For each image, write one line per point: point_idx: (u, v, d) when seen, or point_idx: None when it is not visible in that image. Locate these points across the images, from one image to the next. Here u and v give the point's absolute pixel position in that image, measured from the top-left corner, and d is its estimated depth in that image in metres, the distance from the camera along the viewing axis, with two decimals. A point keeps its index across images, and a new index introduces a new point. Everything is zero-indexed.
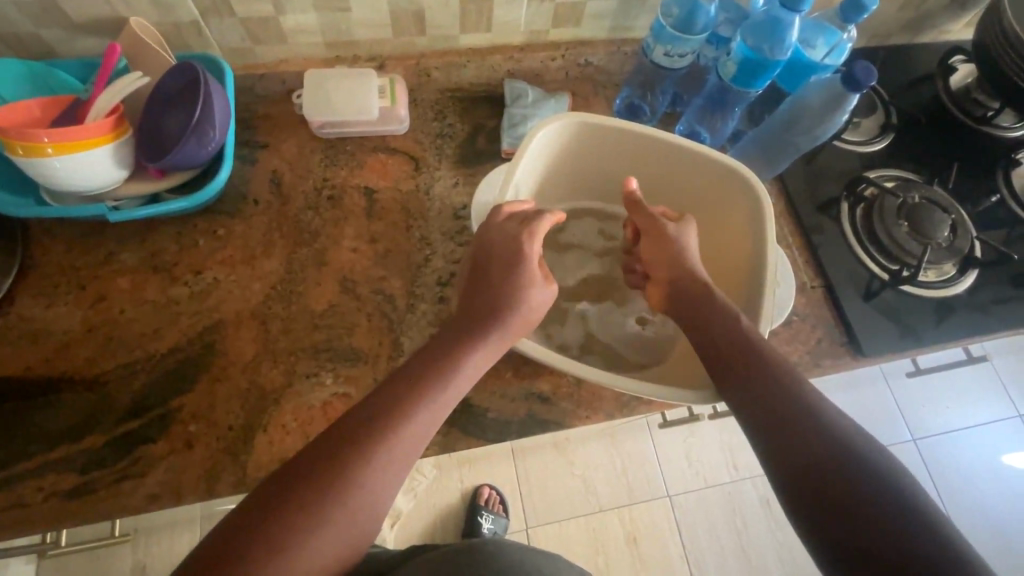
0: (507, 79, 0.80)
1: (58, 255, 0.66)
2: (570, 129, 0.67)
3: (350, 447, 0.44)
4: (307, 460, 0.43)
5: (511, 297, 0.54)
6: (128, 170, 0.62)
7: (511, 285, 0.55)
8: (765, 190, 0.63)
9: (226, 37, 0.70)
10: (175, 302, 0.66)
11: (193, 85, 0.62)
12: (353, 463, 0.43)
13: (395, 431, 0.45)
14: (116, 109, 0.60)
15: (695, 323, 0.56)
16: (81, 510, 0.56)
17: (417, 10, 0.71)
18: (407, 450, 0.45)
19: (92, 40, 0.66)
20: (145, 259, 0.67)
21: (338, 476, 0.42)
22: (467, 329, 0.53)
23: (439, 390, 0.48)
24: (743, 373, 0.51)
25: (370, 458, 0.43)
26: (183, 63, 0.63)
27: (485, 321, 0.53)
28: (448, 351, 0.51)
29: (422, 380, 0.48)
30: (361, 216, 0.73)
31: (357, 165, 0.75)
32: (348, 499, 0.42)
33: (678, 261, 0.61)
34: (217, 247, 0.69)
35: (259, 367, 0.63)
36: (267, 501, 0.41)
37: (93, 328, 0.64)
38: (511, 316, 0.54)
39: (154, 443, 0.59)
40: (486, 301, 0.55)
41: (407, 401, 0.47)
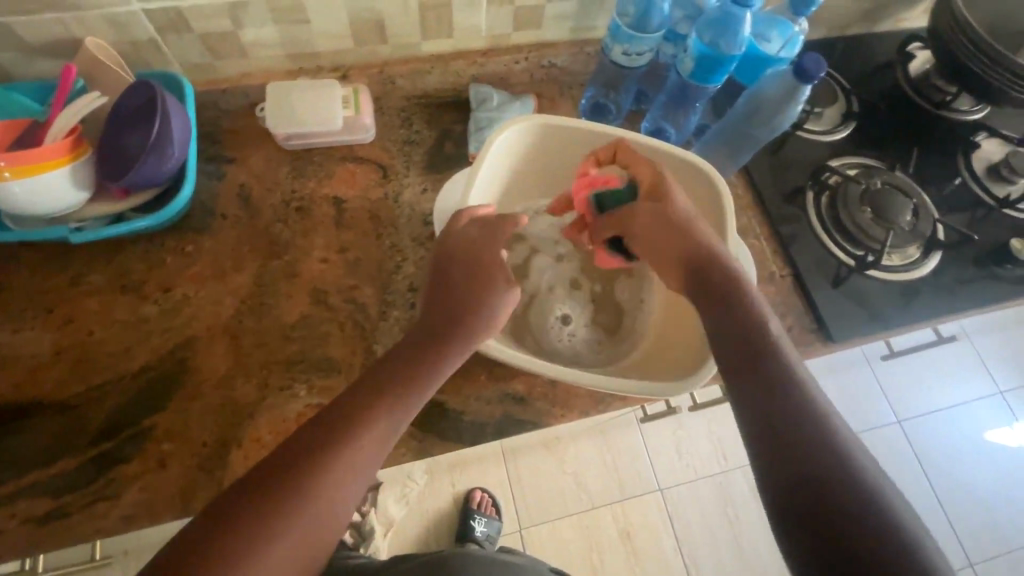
0: (471, 84, 0.80)
1: (24, 278, 0.66)
2: (531, 131, 0.68)
3: (313, 451, 0.44)
4: (269, 468, 0.43)
5: (476, 298, 0.56)
6: (89, 191, 0.62)
7: (476, 288, 0.56)
8: (724, 185, 0.64)
9: (186, 54, 0.70)
10: (146, 321, 0.65)
11: (150, 103, 0.62)
12: (313, 471, 0.43)
13: (356, 438, 0.46)
14: (76, 131, 0.60)
15: (724, 309, 0.54)
16: (54, 536, 0.55)
17: (378, 19, 0.72)
18: (372, 452, 0.46)
19: (49, 61, 0.66)
20: (113, 279, 0.67)
21: (302, 479, 0.43)
22: (433, 333, 0.54)
23: (406, 392, 0.49)
24: (744, 364, 0.50)
25: (333, 461, 0.44)
26: (140, 81, 0.63)
27: (451, 326, 0.54)
28: (413, 355, 0.52)
29: (388, 384, 0.49)
30: (331, 226, 0.73)
31: (325, 175, 0.75)
32: (311, 503, 0.42)
33: (696, 246, 0.57)
34: (186, 264, 0.68)
35: (232, 382, 0.63)
36: (226, 507, 0.41)
37: (61, 351, 0.63)
38: (477, 318, 0.55)
39: (127, 463, 0.58)
40: (452, 305, 0.55)
41: (371, 406, 0.48)
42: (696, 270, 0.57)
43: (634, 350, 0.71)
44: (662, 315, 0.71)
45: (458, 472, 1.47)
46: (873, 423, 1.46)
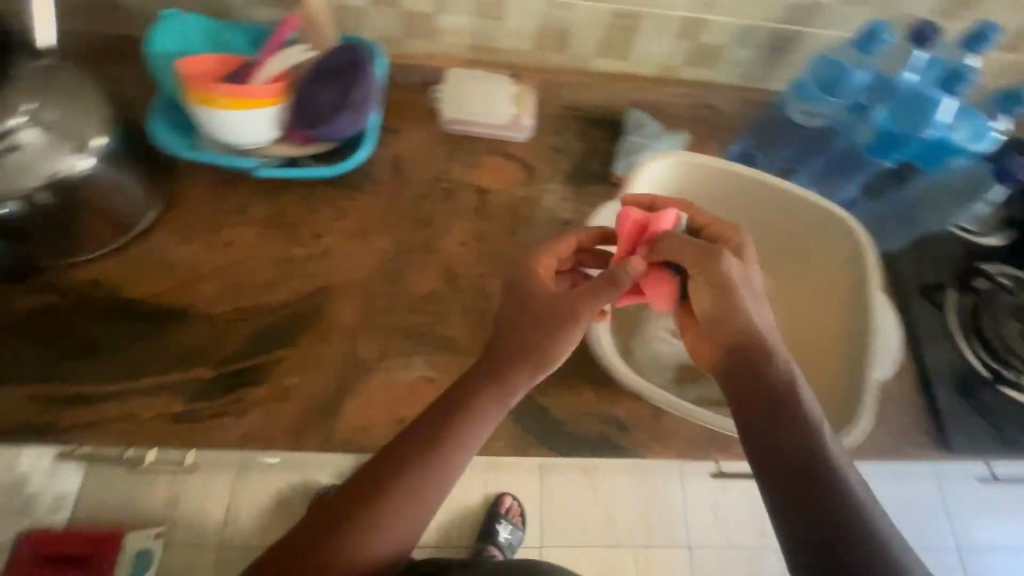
0: (630, 109, 0.81)
1: (197, 197, 0.71)
2: (676, 169, 0.67)
3: (385, 482, 0.47)
4: (326, 511, 0.47)
5: (544, 319, 0.52)
6: (280, 132, 0.67)
7: (534, 326, 0.52)
8: (874, 251, 0.63)
9: (383, 25, 0.74)
10: (291, 261, 0.70)
11: (350, 69, 0.67)
12: (362, 519, 0.46)
13: (405, 482, 0.47)
14: (293, 78, 0.66)
15: (762, 400, 0.48)
16: (182, 436, 0.60)
17: (564, 28, 0.74)
18: (417, 495, 0.47)
19: (268, 9, 0.72)
20: (273, 215, 0.72)
21: (351, 525, 0.46)
22: (495, 365, 0.52)
23: (461, 431, 0.50)
24: (785, 442, 0.46)
25: (378, 513, 0.46)
26: (349, 44, 0.68)
27: (506, 366, 0.52)
28: (467, 395, 0.51)
29: (442, 427, 0.50)
30: (472, 212, 0.76)
31: (476, 164, 0.78)
32: (359, 546, 0.45)
33: (731, 298, 0.50)
34: (337, 217, 0.73)
35: (358, 336, 0.66)
36: (302, 545, 0.45)
37: (215, 271, 0.68)
38: (530, 357, 0.52)
39: (255, 387, 0.63)
40: (514, 340, 0.52)
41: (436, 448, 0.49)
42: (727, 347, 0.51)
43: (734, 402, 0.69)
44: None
45: (493, 474, 1.47)
46: (931, 543, 1.36)
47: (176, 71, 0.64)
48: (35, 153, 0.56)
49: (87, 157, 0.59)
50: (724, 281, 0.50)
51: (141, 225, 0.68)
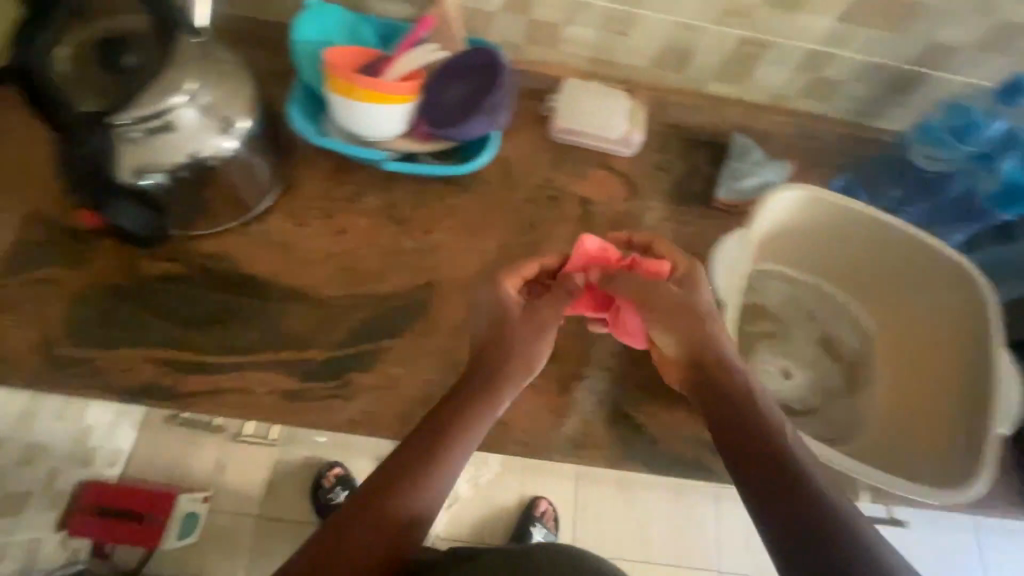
0: (735, 133, 0.81)
1: (314, 182, 0.73)
2: (799, 204, 0.67)
3: (397, 468, 0.49)
4: (343, 510, 0.47)
5: (510, 337, 0.59)
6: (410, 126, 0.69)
7: (516, 337, 0.59)
8: (997, 304, 0.63)
9: (508, 30, 0.75)
10: (402, 254, 0.71)
11: (489, 72, 0.68)
12: (381, 503, 0.48)
13: (417, 468, 0.50)
14: (432, 80, 0.67)
15: (738, 417, 0.51)
16: (294, 413, 0.62)
17: (687, 50, 0.74)
18: (424, 477, 0.50)
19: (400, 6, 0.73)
20: (385, 207, 0.73)
21: (365, 507, 0.47)
22: (483, 372, 0.57)
23: (462, 422, 0.53)
24: (752, 463, 0.47)
25: (392, 494, 0.48)
26: (490, 48, 0.69)
27: (499, 366, 0.58)
28: (468, 391, 0.55)
29: (450, 418, 0.53)
30: (575, 222, 0.77)
31: (581, 175, 0.79)
32: (371, 528, 0.46)
33: (695, 319, 0.56)
34: (446, 214, 0.74)
35: (463, 334, 0.68)
36: (325, 536, 0.46)
37: (329, 256, 0.70)
38: (512, 358, 0.58)
39: (363, 373, 0.64)
40: (501, 344, 0.59)
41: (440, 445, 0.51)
42: (693, 367, 0.56)
43: (847, 441, 0.69)
44: (886, 419, 0.70)
45: (529, 477, 1.48)
46: None
47: (323, 59, 0.65)
48: (190, 129, 0.58)
49: (232, 138, 0.62)
50: (684, 302, 0.57)
51: (262, 206, 0.70)
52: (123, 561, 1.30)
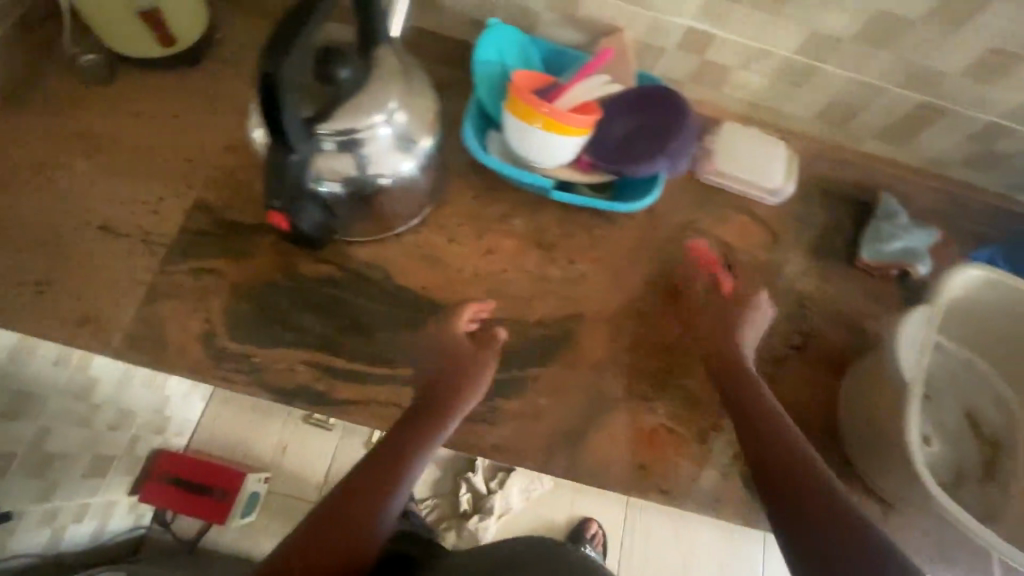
0: (881, 193, 0.79)
1: (465, 199, 0.73)
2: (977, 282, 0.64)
3: (371, 469, 0.55)
4: (323, 505, 0.52)
5: (457, 371, 0.62)
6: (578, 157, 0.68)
7: (469, 360, 0.64)
8: None
9: (675, 68, 0.73)
10: (547, 282, 0.71)
11: (672, 115, 0.67)
12: (364, 500, 0.53)
13: (395, 477, 0.55)
14: (615, 120, 0.68)
15: (749, 428, 0.62)
16: (444, 433, 0.64)
17: (855, 108, 0.73)
18: (394, 477, 0.55)
19: (570, 33, 0.72)
20: (532, 230, 0.73)
21: (346, 503, 0.52)
22: (433, 400, 0.61)
23: (425, 434, 0.58)
24: (776, 476, 0.57)
25: (366, 496, 0.53)
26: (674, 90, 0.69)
27: (458, 384, 0.62)
28: (433, 406, 0.60)
29: (415, 430, 0.58)
30: (715, 267, 0.76)
31: (724, 219, 0.78)
32: (350, 522, 0.51)
33: (718, 336, 0.68)
34: (591, 246, 0.74)
35: (605, 370, 0.68)
36: (321, 517, 0.51)
37: (478, 276, 0.70)
38: (463, 375, 0.63)
39: (509, 400, 0.66)
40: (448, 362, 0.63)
41: (402, 455, 0.57)
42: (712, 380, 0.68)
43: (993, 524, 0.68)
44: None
45: (580, 496, 1.47)
46: None
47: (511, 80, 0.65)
48: (383, 146, 0.58)
49: (414, 158, 0.61)
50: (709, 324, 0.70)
51: (415, 220, 0.70)
52: (180, 532, 1.32)
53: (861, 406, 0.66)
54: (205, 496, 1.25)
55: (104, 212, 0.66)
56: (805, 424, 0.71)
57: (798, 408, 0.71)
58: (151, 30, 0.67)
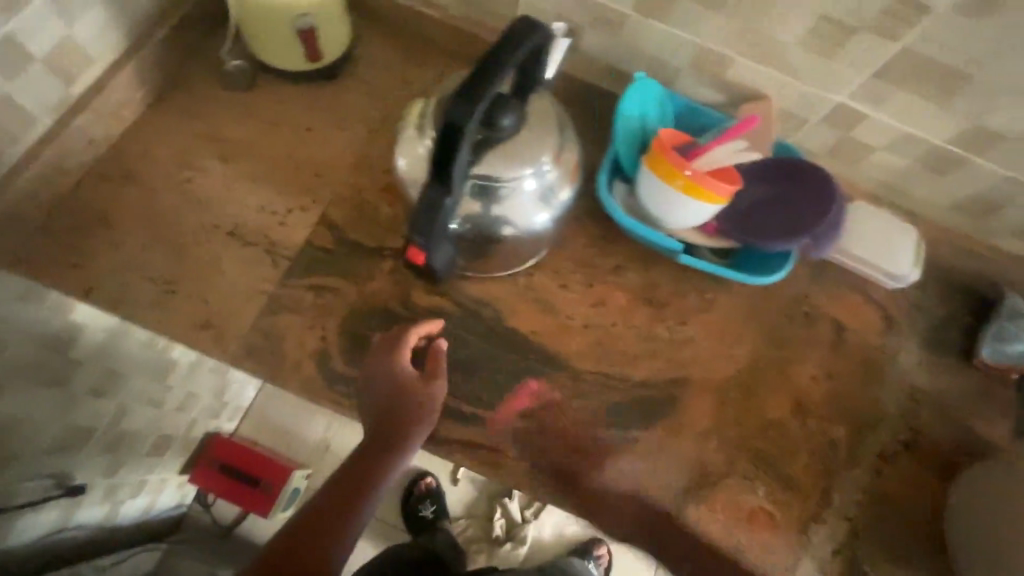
0: (1008, 292, 0.75)
1: (580, 245, 0.72)
2: None
3: (342, 500, 0.60)
4: (298, 534, 0.57)
5: (403, 415, 0.60)
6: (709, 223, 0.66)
7: (412, 393, 0.60)
8: None
9: (812, 139, 0.71)
10: (656, 341, 0.69)
11: (820, 193, 0.64)
12: (334, 531, 0.58)
13: (363, 504, 0.61)
14: (763, 193, 0.66)
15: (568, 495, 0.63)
16: (542, 485, 0.63)
17: (998, 202, 0.69)
18: (363, 503, 0.61)
19: (708, 92, 0.71)
20: (645, 286, 0.71)
21: (321, 536, 0.57)
22: (390, 432, 0.60)
23: (388, 466, 0.61)
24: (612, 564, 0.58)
25: (338, 529, 0.58)
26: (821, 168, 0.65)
27: (405, 421, 0.60)
28: (388, 441, 0.61)
29: (379, 462, 0.61)
30: (828, 346, 0.73)
31: (840, 297, 0.75)
32: (328, 551, 0.56)
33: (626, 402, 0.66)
34: (703, 309, 0.71)
35: (708, 442, 0.66)
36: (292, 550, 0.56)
37: (587, 327, 0.69)
38: (407, 409, 0.60)
39: (609, 460, 0.64)
40: (388, 393, 0.60)
41: (364, 484, 0.61)
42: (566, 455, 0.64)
43: None
44: None
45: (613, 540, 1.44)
46: None
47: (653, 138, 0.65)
48: (527, 197, 0.58)
49: (551, 210, 0.61)
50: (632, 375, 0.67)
51: (527, 263, 0.69)
52: (219, 515, 1.33)
53: (978, 520, 0.62)
54: (252, 488, 1.27)
55: (233, 217, 0.67)
56: (909, 527, 0.67)
57: (903, 510, 0.68)
58: (302, 47, 0.69)
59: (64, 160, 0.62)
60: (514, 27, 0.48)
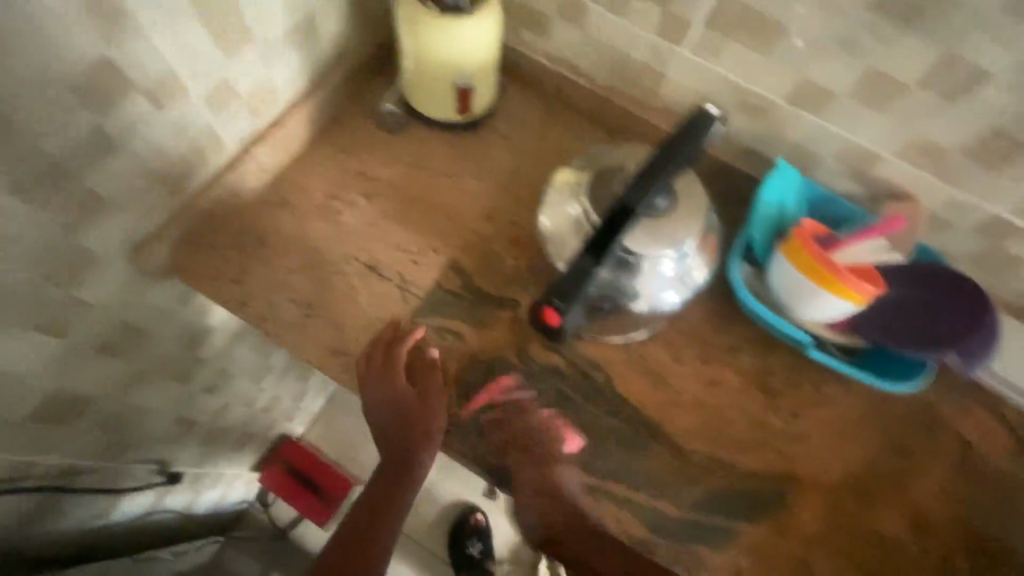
0: None
1: (698, 318, 0.71)
2: None
3: (386, 486, 0.73)
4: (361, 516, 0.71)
5: (408, 419, 0.68)
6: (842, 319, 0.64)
7: (411, 403, 0.67)
8: None
9: (957, 244, 0.68)
10: (768, 430, 0.67)
11: (973, 309, 0.61)
12: (390, 507, 0.72)
13: (404, 486, 0.73)
14: (908, 299, 0.63)
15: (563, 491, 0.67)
16: (638, 562, 0.62)
17: None
18: (404, 486, 0.72)
19: (849, 183, 0.70)
20: (761, 370, 0.69)
21: (384, 512, 0.72)
22: (401, 434, 0.69)
23: (412, 459, 0.71)
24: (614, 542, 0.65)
25: (394, 505, 0.72)
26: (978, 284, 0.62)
27: (411, 422, 0.68)
28: (403, 437, 0.69)
29: (406, 456, 0.71)
30: (951, 463, 0.68)
31: (969, 411, 0.70)
32: (391, 520, 0.71)
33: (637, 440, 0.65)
34: (821, 404, 0.68)
35: (813, 546, 0.64)
36: (358, 531, 0.69)
37: (698, 405, 0.67)
38: (410, 412, 0.68)
39: (709, 549, 0.62)
40: (390, 402, 0.68)
41: (401, 475, 0.72)
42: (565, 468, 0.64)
43: None
44: None
45: None
46: None
47: (793, 226, 0.64)
48: (662, 276, 0.60)
49: (681, 291, 0.62)
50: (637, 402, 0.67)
51: (636, 335, 0.68)
52: (276, 515, 1.38)
53: None
54: (312, 495, 1.30)
55: (371, 251, 0.71)
56: None
57: None
58: (455, 101, 0.73)
59: (240, 184, 0.68)
60: (679, 130, 0.54)
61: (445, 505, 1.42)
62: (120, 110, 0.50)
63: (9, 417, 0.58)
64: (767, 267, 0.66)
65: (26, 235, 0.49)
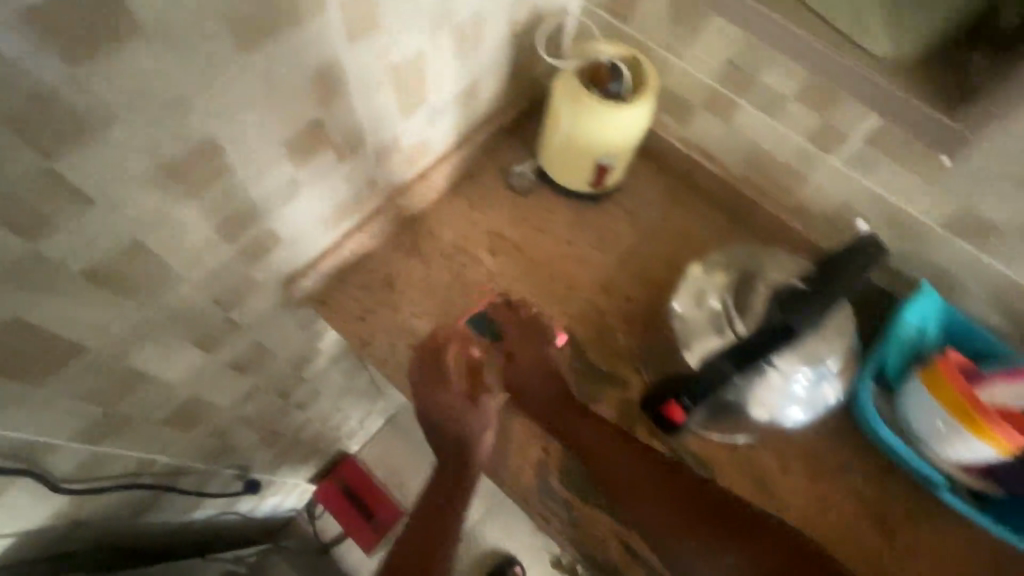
0: None
1: (813, 430, 0.68)
2: None
3: (442, 492, 0.77)
4: (422, 519, 0.74)
5: (460, 417, 0.75)
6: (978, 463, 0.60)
7: (457, 403, 0.76)
8: None
9: None
10: (881, 566, 0.63)
11: None
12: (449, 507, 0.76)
13: (459, 486, 0.76)
14: None
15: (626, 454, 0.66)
16: None
17: None
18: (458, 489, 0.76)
19: (993, 315, 0.67)
20: (877, 498, 0.65)
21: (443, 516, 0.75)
22: (454, 431, 0.76)
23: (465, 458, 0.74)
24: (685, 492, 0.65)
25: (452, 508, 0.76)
26: None
27: (462, 416, 0.75)
28: (458, 432, 0.75)
29: (458, 457, 0.75)
30: None
31: None
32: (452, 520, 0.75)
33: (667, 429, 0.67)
34: (941, 547, 0.64)
35: None
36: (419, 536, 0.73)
37: (805, 522, 0.64)
38: (461, 410, 0.76)
39: None
40: (442, 405, 0.75)
41: (452, 476, 0.77)
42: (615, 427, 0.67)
43: None
44: None
45: None
46: None
47: (933, 355, 0.62)
48: (795, 391, 0.59)
49: (806, 410, 0.60)
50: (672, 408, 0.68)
51: (737, 439, 0.66)
52: (322, 529, 1.38)
53: None
54: (365, 519, 1.33)
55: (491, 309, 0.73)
56: None
57: None
58: (590, 174, 0.74)
59: (383, 228, 0.72)
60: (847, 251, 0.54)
61: (485, 551, 1.39)
62: (314, 162, 0.55)
63: (150, 422, 0.62)
64: (900, 394, 0.64)
65: (215, 265, 0.53)
